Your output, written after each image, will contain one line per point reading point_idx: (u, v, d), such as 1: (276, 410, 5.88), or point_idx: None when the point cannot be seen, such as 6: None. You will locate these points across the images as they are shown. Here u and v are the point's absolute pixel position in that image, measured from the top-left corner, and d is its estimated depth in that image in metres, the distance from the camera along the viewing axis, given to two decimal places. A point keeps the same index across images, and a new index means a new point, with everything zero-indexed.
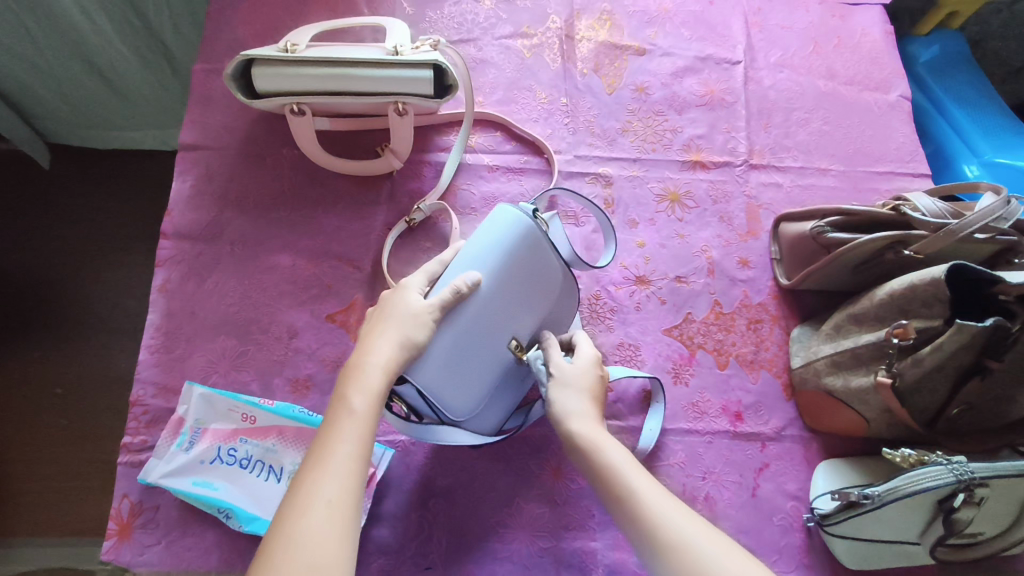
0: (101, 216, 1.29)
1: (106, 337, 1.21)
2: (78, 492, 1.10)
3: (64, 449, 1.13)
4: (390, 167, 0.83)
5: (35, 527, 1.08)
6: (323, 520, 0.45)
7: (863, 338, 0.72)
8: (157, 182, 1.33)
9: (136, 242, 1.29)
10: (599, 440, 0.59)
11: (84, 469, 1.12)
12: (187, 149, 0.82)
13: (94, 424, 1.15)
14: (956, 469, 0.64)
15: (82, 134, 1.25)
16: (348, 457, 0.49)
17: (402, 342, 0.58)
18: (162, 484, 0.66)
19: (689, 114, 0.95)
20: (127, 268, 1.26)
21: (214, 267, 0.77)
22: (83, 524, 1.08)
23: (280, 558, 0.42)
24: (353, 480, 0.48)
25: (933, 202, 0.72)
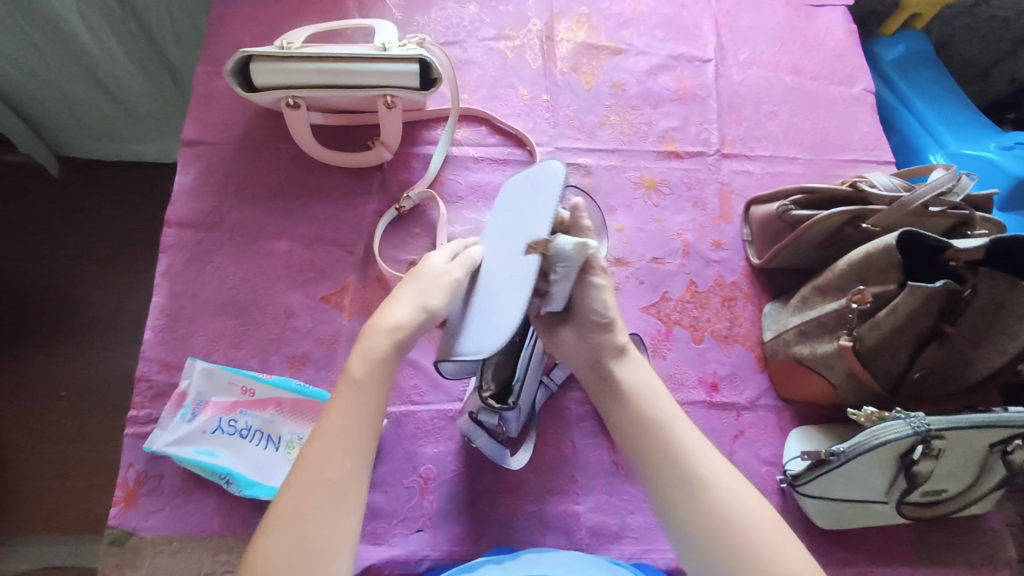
0: (105, 222, 1.34)
1: (110, 337, 1.26)
2: (83, 486, 1.14)
3: (70, 446, 1.16)
4: (381, 159, 0.89)
5: (41, 521, 1.11)
6: (313, 495, 0.48)
7: (827, 307, 0.77)
8: (159, 190, 1.38)
9: (140, 247, 1.33)
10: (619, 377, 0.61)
11: (88, 465, 1.15)
12: (188, 145, 0.87)
13: (98, 422, 1.19)
14: (913, 423, 0.68)
15: (87, 144, 1.30)
16: (343, 431, 0.52)
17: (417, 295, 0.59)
18: (166, 452, 0.70)
19: (663, 108, 1.00)
20: (130, 272, 1.31)
21: (215, 253, 0.82)
22: (86, 520, 1.12)
23: (271, 536, 0.47)
24: (344, 454, 0.51)
25: (889, 179, 0.78)
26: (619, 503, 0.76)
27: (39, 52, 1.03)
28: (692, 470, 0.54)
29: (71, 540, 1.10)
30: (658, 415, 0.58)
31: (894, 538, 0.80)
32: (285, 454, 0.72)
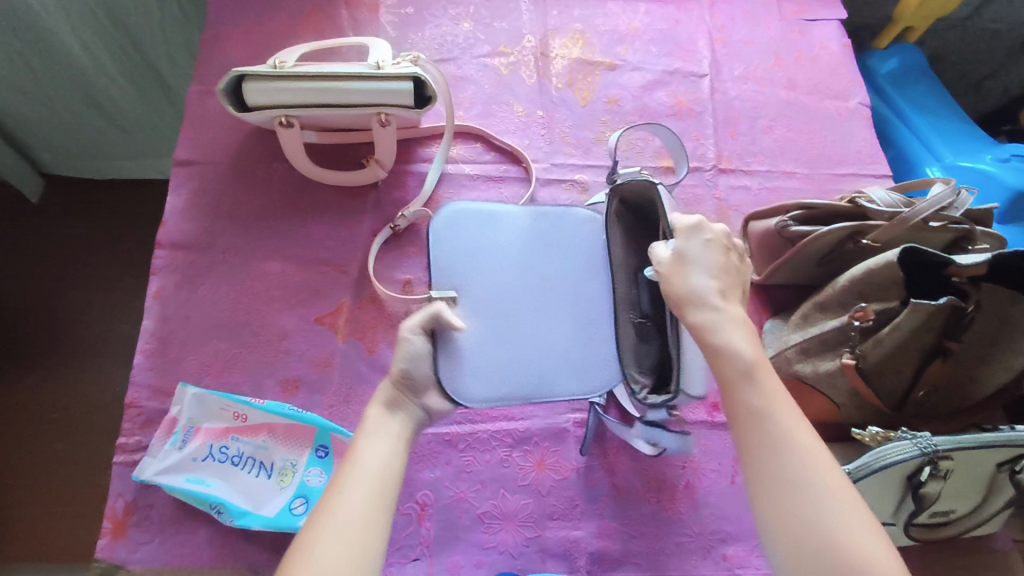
0: (96, 242, 1.32)
1: (101, 359, 1.23)
2: (73, 513, 1.11)
3: (60, 471, 1.14)
4: (375, 177, 0.87)
5: (30, 548, 1.08)
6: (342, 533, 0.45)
7: (828, 324, 0.76)
8: (152, 208, 1.36)
9: (132, 267, 1.32)
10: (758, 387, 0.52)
11: (77, 491, 1.13)
12: (181, 165, 0.85)
13: (89, 446, 1.16)
14: (920, 444, 0.67)
15: (78, 164, 1.28)
16: (367, 468, 0.49)
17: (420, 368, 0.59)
18: (156, 481, 0.68)
19: (659, 123, 1.00)
20: (123, 291, 1.29)
21: (207, 275, 0.80)
22: (76, 548, 1.09)
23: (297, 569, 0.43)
24: (372, 493, 0.48)
25: (887, 195, 0.78)
26: (620, 528, 0.75)
27: (29, 71, 1.02)
28: (805, 481, 0.47)
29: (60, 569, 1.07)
30: (765, 414, 0.50)
31: (900, 560, 0.79)
32: (278, 482, 0.71)
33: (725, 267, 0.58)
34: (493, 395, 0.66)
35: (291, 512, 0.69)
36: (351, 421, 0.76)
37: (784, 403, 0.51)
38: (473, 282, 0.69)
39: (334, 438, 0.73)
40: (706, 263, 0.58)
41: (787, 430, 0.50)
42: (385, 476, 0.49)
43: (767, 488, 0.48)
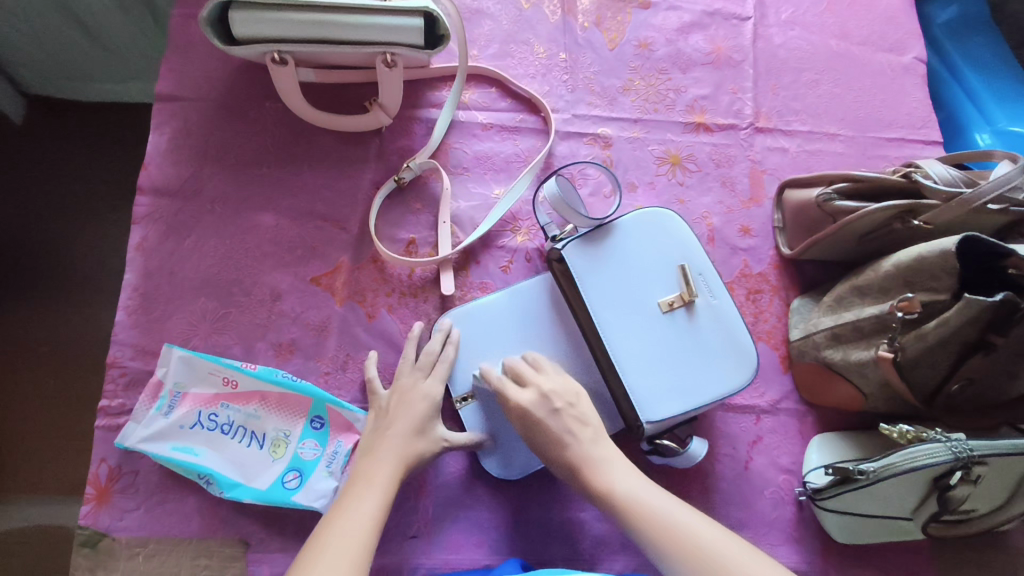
0: (60, 166, 1.12)
1: (94, 292, 1.08)
2: (65, 449, 1.00)
3: (47, 406, 1.02)
4: (379, 123, 0.79)
5: (11, 482, 0.98)
6: (340, 549, 0.49)
7: (866, 311, 0.70)
8: (126, 134, 1.14)
9: (106, 201, 1.12)
10: (600, 457, 0.59)
11: (70, 427, 1.01)
12: (163, 101, 0.77)
13: (79, 380, 1.04)
14: (955, 447, 0.63)
15: (29, 74, 1.06)
16: (370, 506, 0.54)
17: (419, 421, 0.63)
18: (140, 449, 0.64)
19: (694, 73, 0.90)
20: (97, 227, 1.10)
21: (193, 226, 0.74)
22: (68, 485, 0.98)
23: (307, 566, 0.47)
24: (369, 525, 0.52)
25: (945, 170, 0.69)
26: None
27: None
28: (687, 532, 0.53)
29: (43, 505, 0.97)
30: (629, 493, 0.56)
31: (911, 553, 0.77)
32: (270, 454, 0.67)
33: (574, 410, 0.62)
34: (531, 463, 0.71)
35: (283, 486, 0.66)
36: (348, 390, 0.72)
37: (639, 477, 0.59)
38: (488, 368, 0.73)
39: (330, 409, 0.69)
40: (553, 412, 0.61)
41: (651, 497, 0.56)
42: (374, 516, 0.54)
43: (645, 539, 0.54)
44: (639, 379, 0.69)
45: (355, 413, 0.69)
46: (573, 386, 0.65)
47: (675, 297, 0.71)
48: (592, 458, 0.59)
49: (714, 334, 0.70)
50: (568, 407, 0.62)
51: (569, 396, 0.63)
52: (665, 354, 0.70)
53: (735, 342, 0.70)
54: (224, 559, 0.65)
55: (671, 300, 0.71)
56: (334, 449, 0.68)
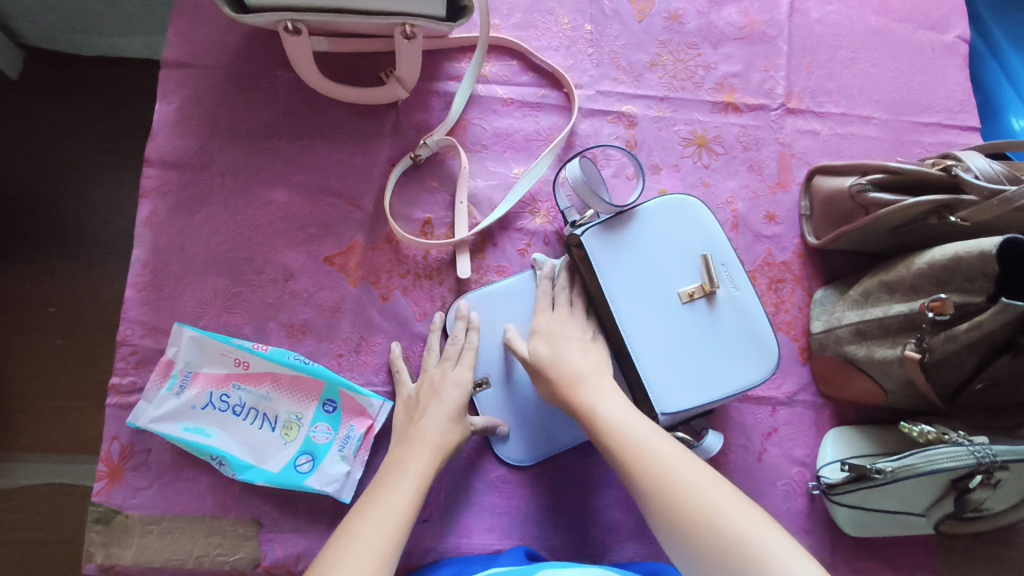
0: (59, 124, 1.06)
1: (102, 253, 1.04)
2: (77, 407, 0.98)
3: (61, 365, 0.99)
4: (395, 96, 0.75)
5: (28, 438, 0.96)
6: (379, 528, 0.50)
7: (893, 308, 0.67)
8: (132, 93, 1.08)
9: (106, 161, 1.06)
10: (590, 377, 0.62)
11: (81, 386, 0.99)
12: (170, 67, 0.74)
13: (90, 343, 1.00)
14: (978, 452, 0.61)
15: (30, 26, 1.00)
16: (405, 490, 0.55)
17: (456, 407, 0.64)
18: (152, 429, 0.64)
19: (724, 48, 0.86)
20: (101, 190, 1.05)
21: (203, 200, 0.72)
22: (84, 444, 0.97)
23: (340, 548, 0.48)
24: (406, 510, 0.53)
25: (988, 164, 0.65)
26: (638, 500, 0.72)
27: None
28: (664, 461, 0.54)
29: (58, 463, 0.96)
30: (613, 419, 0.58)
31: (920, 547, 0.76)
32: (283, 436, 0.67)
33: (582, 339, 0.66)
34: (542, 451, 0.71)
35: (296, 469, 0.65)
36: (361, 373, 0.70)
37: (630, 407, 0.60)
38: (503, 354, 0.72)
39: (343, 393, 0.68)
40: (563, 337, 0.66)
41: (632, 425, 0.58)
42: (411, 501, 0.54)
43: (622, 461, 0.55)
44: (655, 370, 0.67)
45: (368, 398, 0.68)
46: (587, 324, 0.69)
47: (695, 288, 0.69)
48: (577, 375, 0.62)
49: (735, 326, 0.69)
50: (573, 337, 0.66)
51: (577, 331, 0.67)
52: (683, 346, 0.68)
53: (758, 338, 0.69)
54: (237, 538, 0.65)
55: (691, 290, 0.69)
56: (347, 433, 0.67)
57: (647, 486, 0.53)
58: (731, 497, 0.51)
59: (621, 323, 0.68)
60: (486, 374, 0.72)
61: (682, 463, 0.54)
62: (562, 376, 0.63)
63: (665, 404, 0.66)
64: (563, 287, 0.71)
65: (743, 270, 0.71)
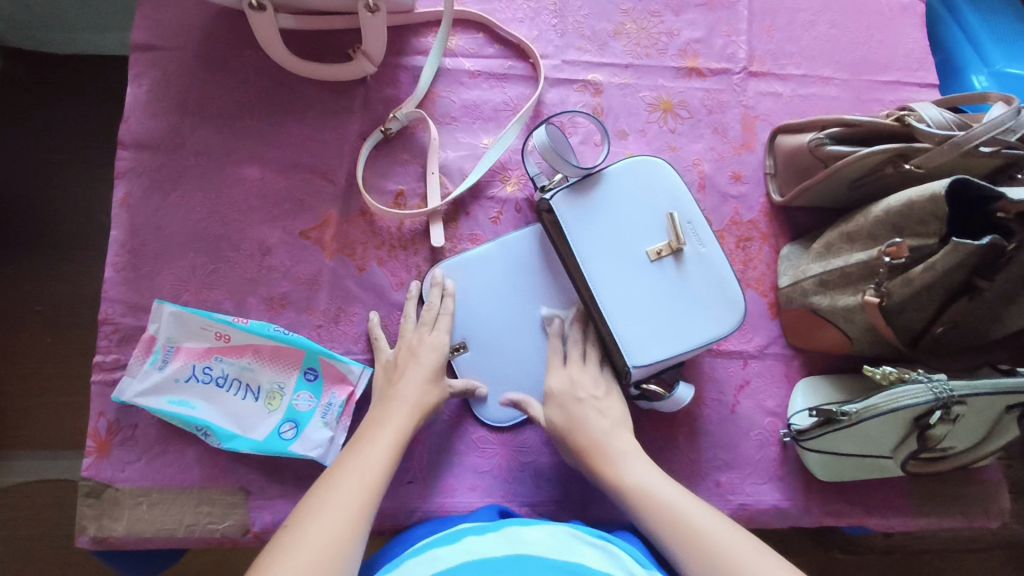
0: (30, 125, 1.05)
1: (82, 246, 1.04)
2: (67, 401, 0.99)
3: (47, 359, 1.00)
4: (363, 72, 0.77)
5: (23, 433, 0.97)
6: (359, 477, 0.53)
7: (854, 256, 0.70)
8: (107, 90, 1.07)
9: (86, 160, 1.06)
10: (612, 443, 0.64)
11: (69, 380, 0.99)
12: (138, 51, 0.74)
13: (75, 335, 1.01)
14: (935, 388, 0.64)
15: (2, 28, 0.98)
16: (385, 443, 0.57)
17: (433, 368, 0.66)
18: (137, 403, 0.65)
19: (686, 15, 0.88)
20: (78, 188, 1.05)
21: (178, 181, 0.73)
22: (74, 437, 0.98)
23: (322, 494, 0.51)
24: (386, 461, 0.56)
25: (940, 113, 0.68)
26: None
27: None
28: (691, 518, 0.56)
29: (51, 456, 0.97)
30: (643, 488, 0.59)
31: (890, 489, 0.79)
32: (266, 405, 0.68)
33: (597, 398, 0.67)
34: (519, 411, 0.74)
35: (280, 436, 0.67)
36: (341, 342, 0.72)
37: (658, 475, 0.61)
38: (479, 319, 0.74)
39: (323, 360, 0.70)
40: (579, 400, 0.66)
41: (662, 492, 0.59)
42: (389, 453, 0.57)
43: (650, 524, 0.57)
44: (624, 326, 0.69)
45: (348, 364, 0.70)
46: (602, 380, 0.69)
47: (663, 245, 0.71)
48: (598, 441, 0.64)
49: (703, 281, 0.71)
50: (590, 397, 0.67)
51: (593, 389, 0.68)
52: (651, 301, 0.70)
53: (724, 292, 0.70)
54: (226, 506, 0.66)
55: (659, 248, 0.71)
56: (329, 400, 0.69)
57: (679, 546, 0.55)
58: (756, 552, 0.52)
59: (592, 282, 0.70)
60: (464, 339, 0.74)
61: (708, 519, 0.56)
62: (585, 448, 0.64)
63: (636, 357, 0.68)
64: (576, 342, 0.72)
65: (709, 228, 0.73)
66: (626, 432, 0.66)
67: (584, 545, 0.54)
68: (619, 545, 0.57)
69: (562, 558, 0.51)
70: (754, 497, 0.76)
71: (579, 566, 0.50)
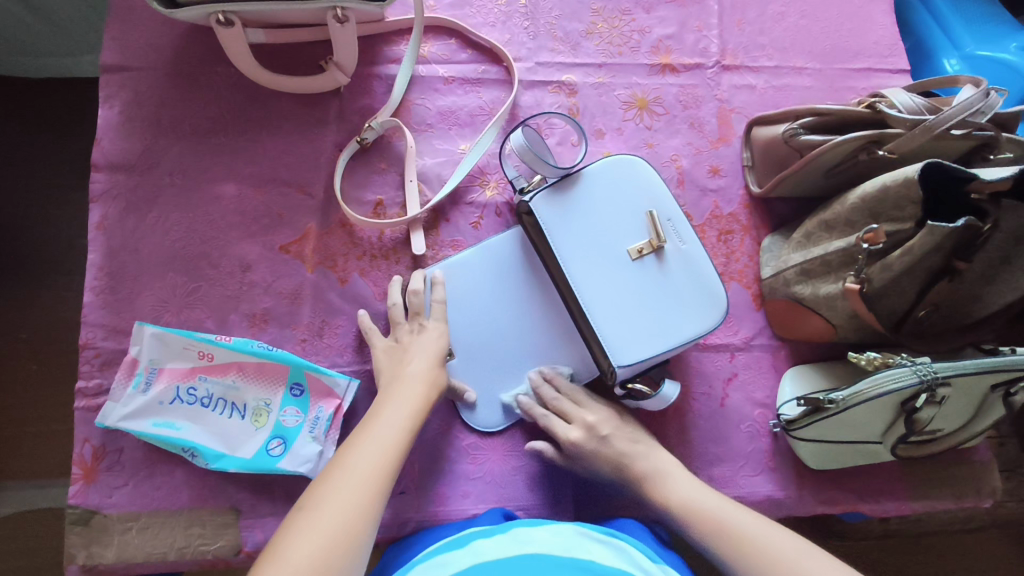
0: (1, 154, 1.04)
1: (65, 271, 1.03)
2: (54, 427, 0.98)
3: (33, 386, 0.98)
4: (336, 83, 0.76)
5: (12, 463, 0.96)
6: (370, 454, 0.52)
7: (833, 245, 0.70)
8: (79, 114, 1.06)
9: (61, 185, 1.05)
10: (663, 465, 0.65)
11: (57, 407, 0.99)
12: (108, 72, 0.74)
13: (62, 361, 1.00)
14: (919, 371, 0.64)
15: None
16: (399, 420, 0.57)
17: (436, 353, 0.65)
18: (121, 427, 0.65)
19: (657, 12, 0.88)
20: (56, 213, 1.04)
21: (153, 201, 0.72)
22: (65, 464, 0.97)
23: (336, 474, 0.50)
24: (399, 439, 0.55)
25: (910, 98, 0.68)
26: None
27: None
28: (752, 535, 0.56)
29: (42, 483, 0.96)
30: (689, 499, 0.61)
31: (882, 474, 0.80)
32: (253, 423, 0.68)
33: (620, 428, 0.68)
34: (508, 417, 0.73)
35: (269, 453, 0.67)
36: (326, 355, 0.72)
37: (697, 484, 0.64)
38: (464, 325, 0.74)
39: (309, 375, 0.69)
40: (606, 439, 0.67)
41: (707, 503, 0.61)
42: (401, 430, 0.56)
43: (701, 531, 0.59)
44: (608, 327, 0.69)
45: (334, 378, 0.69)
46: (614, 412, 0.71)
47: (644, 244, 0.71)
48: (654, 471, 0.65)
49: (685, 275, 0.71)
50: (615, 431, 0.68)
51: (614, 421, 0.69)
52: (635, 300, 0.70)
53: (707, 285, 0.71)
54: (217, 526, 0.66)
55: (640, 246, 0.71)
56: (316, 414, 0.69)
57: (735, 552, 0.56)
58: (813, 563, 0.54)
59: (573, 283, 0.70)
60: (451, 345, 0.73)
61: (752, 525, 0.57)
62: (635, 483, 0.65)
63: (621, 356, 0.68)
64: (555, 395, 0.71)
65: (689, 224, 0.73)
66: (663, 451, 0.67)
67: (592, 542, 0.54)
68: (627, 539, 0.57)
69: (571, 555, 0.51)
70: (748, 489, 0.76)
71: (588, 562, 0.50)
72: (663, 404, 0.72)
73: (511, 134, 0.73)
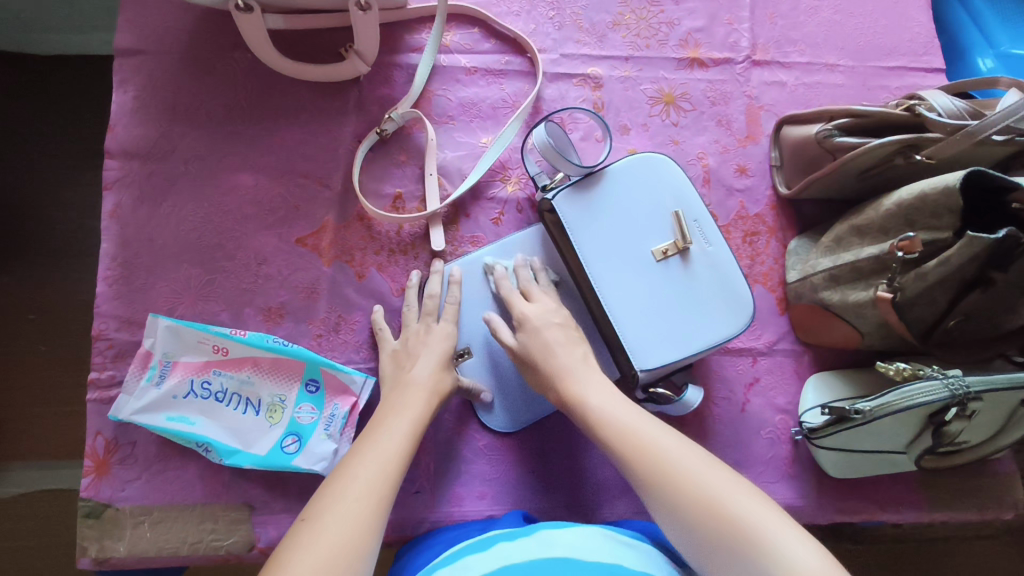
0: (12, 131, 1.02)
1: (77, 251, 1.01)
2: (65, 410, 0.97)
3: (44, 368, 0.98)
4: (356, 72, 0.74)
5: (22, 446, 0.95)
6: (373, 465, 0.51)
7: (865, 251, 0.68)
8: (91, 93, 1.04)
9: (72, 166, 1.03)
10: (572, 369, 0.60)
11: (67, 389, 0.98)
12: (123, 55, 0.72)
13: (74, 343, 0.99)
14: (951, 384, 0.62)
15: None
16: (402, 428, 0.56)
17: (442, 357, 0.64)
18: (134, 421, 0.64)
19: (687, 3, 0.85)
20: (68, 194, 1.02)
21: (168, 189, 0.71)
22: (77, 448, 0.96)
23: (339, 485, 0.49)
24: (404, 449, 0.54)
25: (951, 101, 0.65)
26: None
27: None
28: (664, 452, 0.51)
29: (53, 466, 0.96)
30: (606, 410, 0.56)
31: (903, 484, 0.78)
32: (267, 419, 0.67)
33: (565, 326, 0.64)
34: (525, 419, 0.72)
35: (283, 450, 0.65)
36: (342, 352, 0.70)
37: (628, 402, 0.57)
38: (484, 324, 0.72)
39: (325, 371, 0.68)
40: (547, 331, 0.63)
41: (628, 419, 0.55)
42: (405, 439, 0.55)
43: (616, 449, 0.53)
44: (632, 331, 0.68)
45: (350, 375, 0.68)
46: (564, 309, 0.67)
47: (669, 245, 0.69)
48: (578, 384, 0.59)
49: (711, 276, 0.69)
50: (561, 323, 0.64)
51: (562, 317, 0.65)
52: (660, 301, 0.68)
53: (733, 288, 0.69)
54: (230, 522, 0.65)
55: (665, 248, 0.69)
56: (331, 411, 0.68)
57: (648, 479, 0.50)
58: (776, 519, 0.46)
59: (596, 284, 0.68)
60: (468, 345, 0.72)
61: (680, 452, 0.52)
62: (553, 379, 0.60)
63: (646, 359, 0.67)
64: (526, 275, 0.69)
65: (716, 225, 0.71)
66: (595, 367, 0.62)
67: (618, 544, 0.53)
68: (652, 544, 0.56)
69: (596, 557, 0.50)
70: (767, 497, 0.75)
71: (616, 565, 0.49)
72: (682, 409, 0.70)
73: (534, 129, 0.71)
